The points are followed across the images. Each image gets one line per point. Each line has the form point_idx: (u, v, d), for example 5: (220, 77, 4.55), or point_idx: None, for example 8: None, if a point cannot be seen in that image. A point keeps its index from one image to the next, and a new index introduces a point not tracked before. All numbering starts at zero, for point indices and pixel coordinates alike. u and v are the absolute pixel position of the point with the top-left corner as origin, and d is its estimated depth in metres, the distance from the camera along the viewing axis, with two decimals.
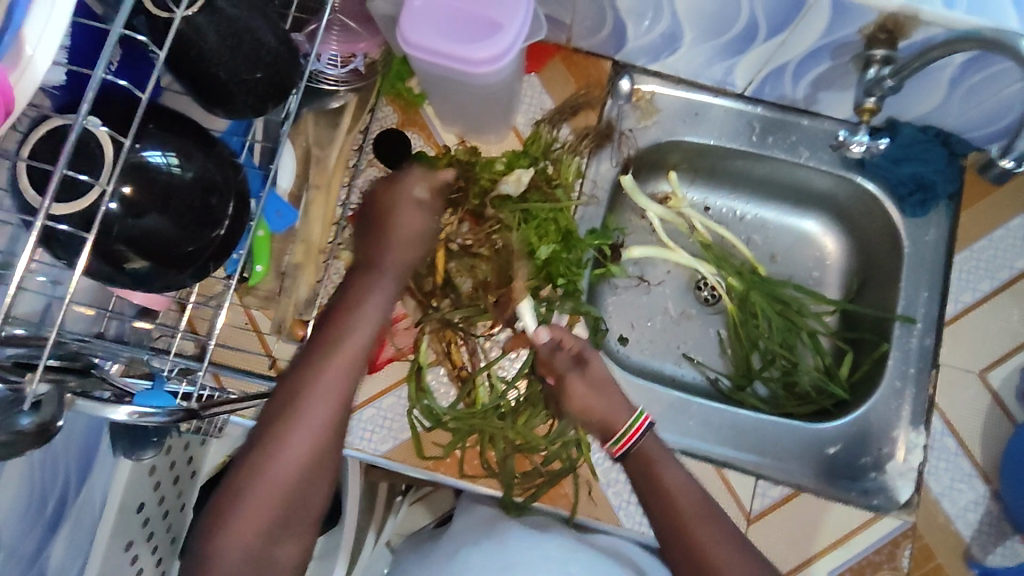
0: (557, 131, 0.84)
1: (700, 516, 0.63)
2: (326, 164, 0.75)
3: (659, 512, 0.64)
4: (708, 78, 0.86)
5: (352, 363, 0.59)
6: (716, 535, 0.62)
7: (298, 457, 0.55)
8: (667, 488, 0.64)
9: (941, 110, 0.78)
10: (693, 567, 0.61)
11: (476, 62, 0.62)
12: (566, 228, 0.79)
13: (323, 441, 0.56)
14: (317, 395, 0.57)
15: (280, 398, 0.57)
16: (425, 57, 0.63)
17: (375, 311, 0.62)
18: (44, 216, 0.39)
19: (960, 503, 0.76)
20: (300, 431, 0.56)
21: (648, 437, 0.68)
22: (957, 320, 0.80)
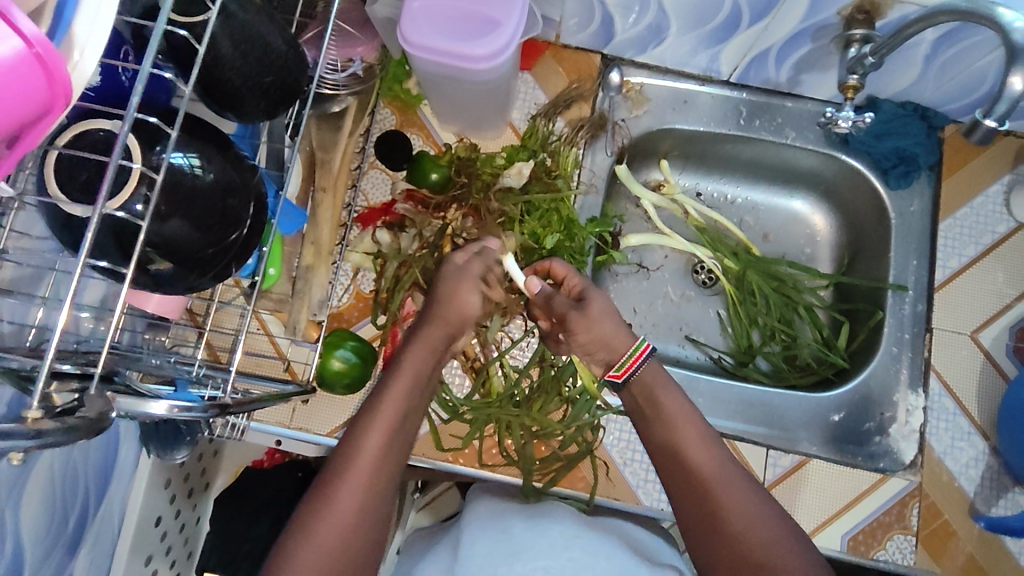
0: (552, 124, 0.86)
1: (695, 437, 0.63)
2: (331, 166, 0.77)
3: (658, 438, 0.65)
4: (695, 66, 0.89)
5: (398, 419, 0.62)
6: (710, 455, 0.62)
7: (353, 508, 0.56)
8: (667, 411, 0.65)
9: (918, 85, 0.82)
10: (685, 485, 0.61)
11: (476, 59, 0.65)
12: (568, 217, 0.81)
13: (374, 494, 0.58)
14: (369, 449, 0.59)
15: (335, 455, 0.59)
16: (427, 56, 0.65)
17: (416, 369, 0.66)
18: (99, 216, 0.39)
19: (962, 460, 0.79)
20: (352, 482, 0.57)
21: (648, 365, 0.69)
22: (947, 285, 0.84)
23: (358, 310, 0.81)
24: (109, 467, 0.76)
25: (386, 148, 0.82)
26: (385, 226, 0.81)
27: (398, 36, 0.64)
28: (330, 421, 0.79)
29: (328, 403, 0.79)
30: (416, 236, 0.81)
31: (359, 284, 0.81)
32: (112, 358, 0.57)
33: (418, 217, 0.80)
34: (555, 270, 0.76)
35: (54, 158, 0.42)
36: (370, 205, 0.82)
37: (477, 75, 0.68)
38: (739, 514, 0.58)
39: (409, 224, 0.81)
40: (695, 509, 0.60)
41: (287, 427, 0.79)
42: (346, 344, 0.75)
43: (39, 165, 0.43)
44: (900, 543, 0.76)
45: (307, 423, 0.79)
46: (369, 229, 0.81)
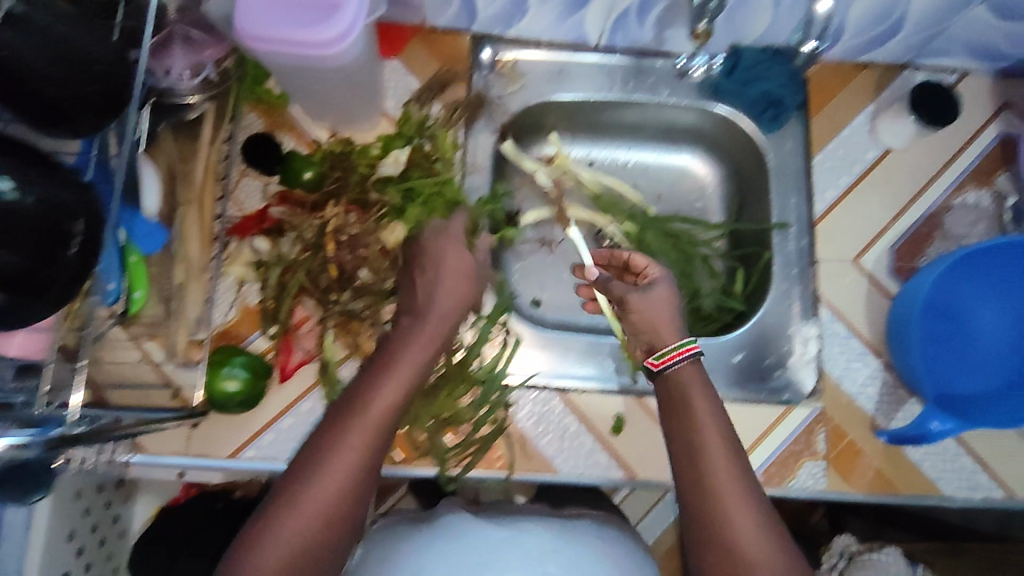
0: (427, 108, 0.85)
1: (722, 447, 0.64)
2: (193, 178, 0.73)
3: (682, 443, 0.66)
4: (563, 35, 0.90)
5: (377, 431, 0.60)
6: (726, 469, 0.63)
7: (317, 515, 0.56)
8: (695, 420, 0.66)
9: (774, 28, 0.85)
10: (693, 492, 0.63)
11: (328, 43, 0.63)
12: (454, 199, 0.80)
13: (344, 504, 0.58)
14: (341, 463, 0.58)
15: (307, 456, 0.59)
16: (280, 50, 0.63)
17: (409, 377, 0.62)
18: None
19: (858, 380, 0.82)
20: (321, 497, 0.57)
21: (689, 364, 0.69)
22: (824, 218, 0.87)
23: (245, 324, 0.78)
24: None
25: (254, 151, 0.79)
26: (263, 233, 0.78)
27: (240, 33, 0.62)
28: (231, 443, 0.76)
29: (226, 424, 0.76)
30: (296, 239, 0.78)
31: (246, 297, 0.78)
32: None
33: (295, 219, 0.77)
34: (635, 259, 0.81)
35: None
36: (245, 214, 0.79)
37: (336, 60, 0.66)
38: (739, 530, 0.60)
39: (288, 228, 0.78)
40: (698, 516, 0.62)
41: (185, 456, 0.75)
42: (233, 361, 0.72)
43: None
44: (810, 469, 0.79)
45: (206, 448, 0.75)
46: (247, 238, 0.78)
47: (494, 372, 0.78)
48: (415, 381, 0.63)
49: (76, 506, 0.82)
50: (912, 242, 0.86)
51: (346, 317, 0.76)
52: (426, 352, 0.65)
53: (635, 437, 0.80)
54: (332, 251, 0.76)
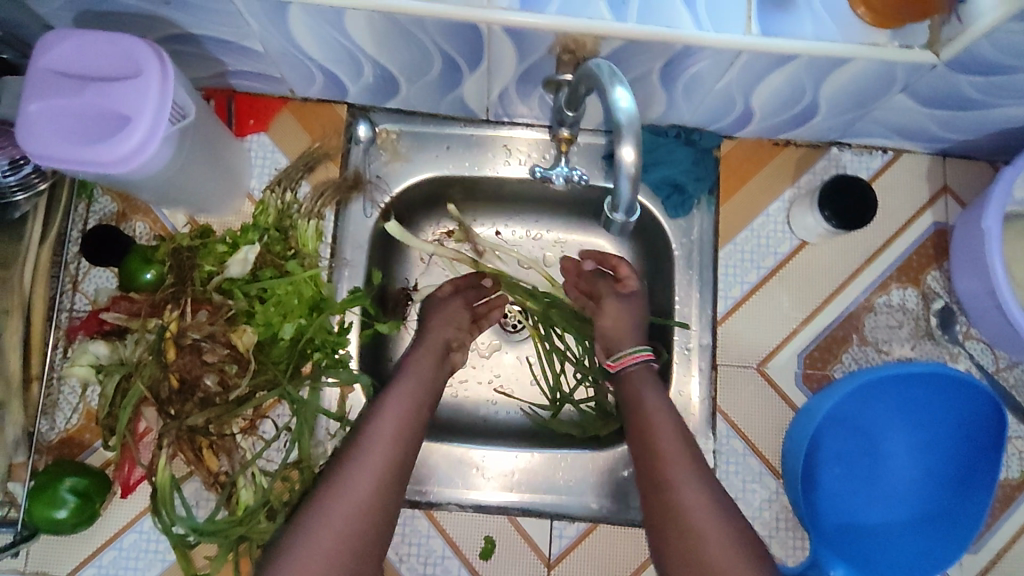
0: (295, 191, 0.79)
1: (667, 421, 0.67)
2: (15, 285, 0.71)
3: (636, 421, 0.69)
4: (447, 109, 0.81)
5: (384, 469, 0.62)
6: (677, 443, 0.65)
7: (339, 535, 0.57)
8: (643, 398, 0.70)
9: (672, 110, 0.76)
10: (652, 486, 0.64)
11: (138, 147, 0.56)
12: (313, 297, 0.74)
13: (365, 522, 0.59)
14: (368, 475, 0.61)
15: (328, 479, 0.61)
16: (86, 169, 0.56)
17: (405, 424, 0.67)
18: None
19: (754, 503, 0.75)
20: (342, 515, 0.58)
21: (638, 367, 0.73)
22: (728, 318, 0.79)
23: (90, 431, 0.73)
24: None
25: (93, 246, 0.72)
26: (101, 337, 0.72)
27: (37, 160, 0.56)
28: (66, 561, 0.71)
29: (60, 541, 0.71)
30: (137, 342, 0.71)
31: (89, 401, 0.74)
32: None
33: (134, 322, 0.71)
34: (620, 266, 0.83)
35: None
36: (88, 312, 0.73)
37: (157, 158, 0.60)
38: (684, 488, 0.61)
39: (128, 331, 0.72)
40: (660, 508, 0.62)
41: (23, 575, 0.70)
42: (63, 485, 0.66)
43: None
44: None
45: (42, 567, 0.71)
46: (88, 340, 0.72)
47: None
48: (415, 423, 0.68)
49: None
50: (826, 347, 0.79)
51: (188, 432, 0.69)
52: (419, 395, 0.71)
53: (504, 562, 0.74)
54: (173, 359, 0.70)
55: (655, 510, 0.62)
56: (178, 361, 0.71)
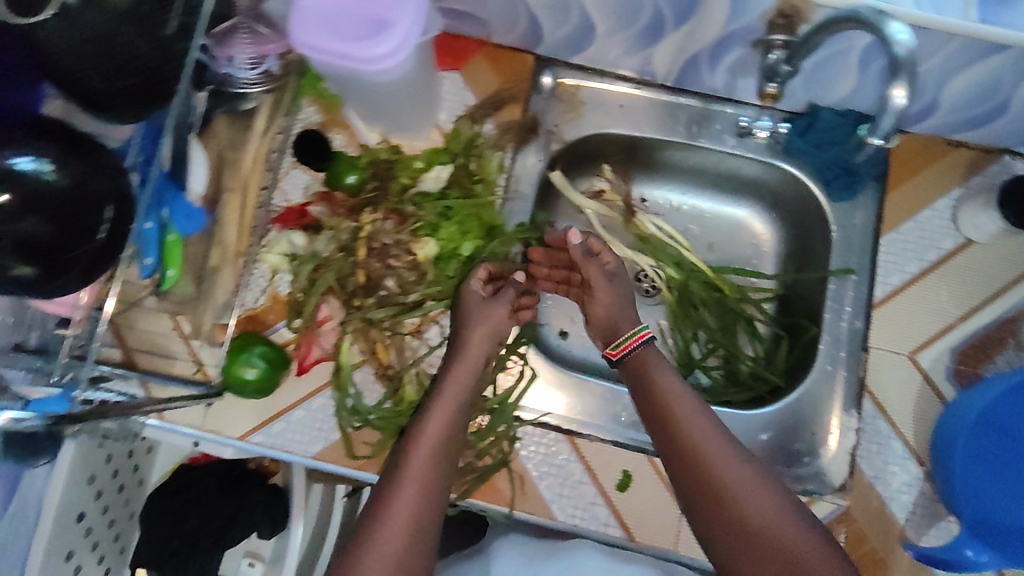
0: (479, 126, 0.83)
1: (694, 420, 0.67)
2: (241, 165, 0.74)
3: (666, 429, 0.68)
4: (628, 68, 0.85)
5: (438, 446, 0.65)
6: (691, 405, 0.69)
7: (409, 514, 0.60)
8: (668, 395, 0.70)
9: (857, 93, 0.78)
10: (687, 470, 0.65)
11: (379, 57, 0.62)
12: (490, 223, 0.80)
13: (427, 499, 0.62)
14: (422, 448, 0.64)
15: (394, 460, 0.65)
16: (334, 60, 0.63)
17: (458, 395, 0.69)
18: None
19: (893, 485, 0.77)
20: (405, 497, 0.61)
21: (648, 346, 0.76)
22: (885, 303, 0.81)
23: (274, 312, 0.80)
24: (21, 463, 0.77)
25: (305, 148, 0.79)
26: (300, 229, 0.79)
27: (297, 43, 0.62)
28: (241, 425, 0.78)
29: (238, 405, 0.78)
30: (332, 238, 0.79)
31: (277, 287, 0.80)
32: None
33: (332, 220, 0.79)
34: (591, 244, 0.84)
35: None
36: (288, 206, 0.81)
37: (383, 75, 0.66)
38: (729, 478, 0.63)
39: (323, 227, 0.79)
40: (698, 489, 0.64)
41: (200, 429, 0.78)
42: (253, 350, 0.74)
43: None
44: None
45: (219, 425, 0.78)
46: (286, 231, 0.79)
47: (507, 403, 0.78)
48: (467, 391, 0.70)
49: (98, 453, 0.88)
50: (979, 346, 0.79)
51: (365, 324, 0.77)
52: (472, 361, 0.72)
53: (639, 497, 0.77)
54: (364, 258, 0.78)
55: (701, 505, 0.64)
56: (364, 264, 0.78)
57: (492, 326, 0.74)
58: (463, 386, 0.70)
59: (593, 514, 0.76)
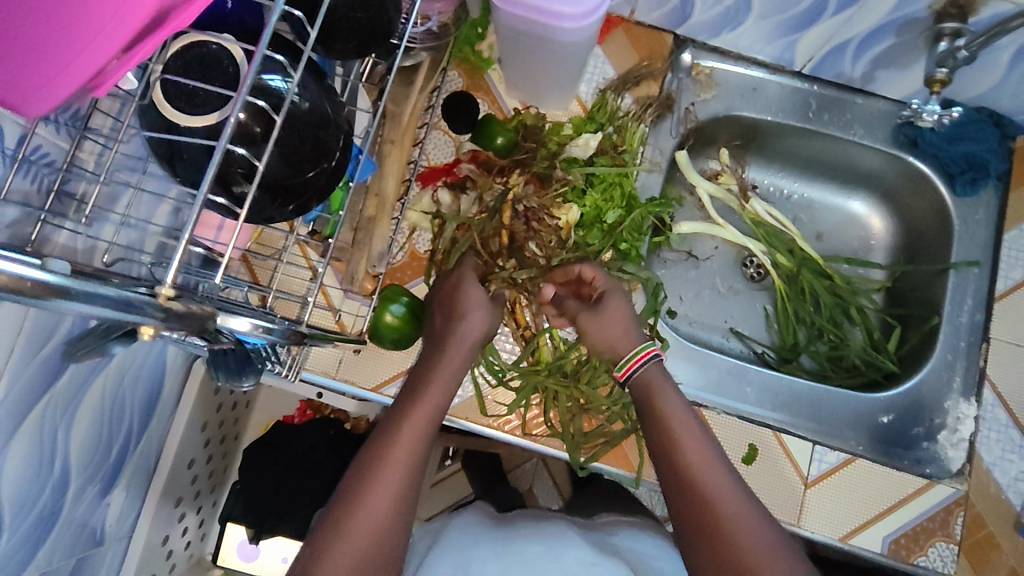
0: (620, 100, 0.84)
1: (692, 438, 0.62)
2: (400, 120, 0.75)
3: (660, 446, 0.63)
4: (767, 54, 0.87)
5: (411, 455, 0.58)
6: (696, 433, 0.62)
7: (387, 502, 0.56)
8: (670, 419, 0.63)
9: (996, 90, 0.80)
10: (693, 513, 0.58)
11: (563, 16, 0.66)
12: (630, 193, 0.81)
13: (409, 489, 0.57)
14: (407, 437, 0.59)
15: (371, 443, 0.60)
16: (522, 12, 0.66)
17: (445, 384, 0.65)
18: (237, 120, 0.40)
19: (1010, 472, 0.79)
20: (363, 513, 0.55)
21: (652, 366, 0.68)
22: (1007, 295, 0.83)
23: (411, 269, 0.80)
24: (152, 402, 0.77)
25: (453, 112, 0.81)
26: (446, 185, 0.80)
27: None
28: (375, 377, 0.78)
29: (374, 358, 0.79)
30: (476, 199, 0.80)
31: (414, 243, 0.81)
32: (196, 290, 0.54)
33: (479, 179, 0.80)
34: (583, 272, 0.76)
35: (159, 86, 0.44)
36: (431, 165, 0.82)
37: (561, 35, 0.69)
38: (727, 503, 0.57)
39: (470, 186, 0.80)
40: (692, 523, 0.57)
41: (333, 379, 0.78)
42: (399, 300, 0.75)
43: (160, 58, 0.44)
44: (941, 550, 0.76)
45: (353, 376, 0.78)
46: (430, 188, 0.80)
47: None
48: (455, 378, 0.67)
49: (212, 401, 0.89)
50: None
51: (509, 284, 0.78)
52: (466, 347, 0.68)
53: (766, 470, 0.77)
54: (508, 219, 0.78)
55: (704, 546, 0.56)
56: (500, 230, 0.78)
57: (485, 315, 0.71)
58: (451, 374, 0.66)
59: None
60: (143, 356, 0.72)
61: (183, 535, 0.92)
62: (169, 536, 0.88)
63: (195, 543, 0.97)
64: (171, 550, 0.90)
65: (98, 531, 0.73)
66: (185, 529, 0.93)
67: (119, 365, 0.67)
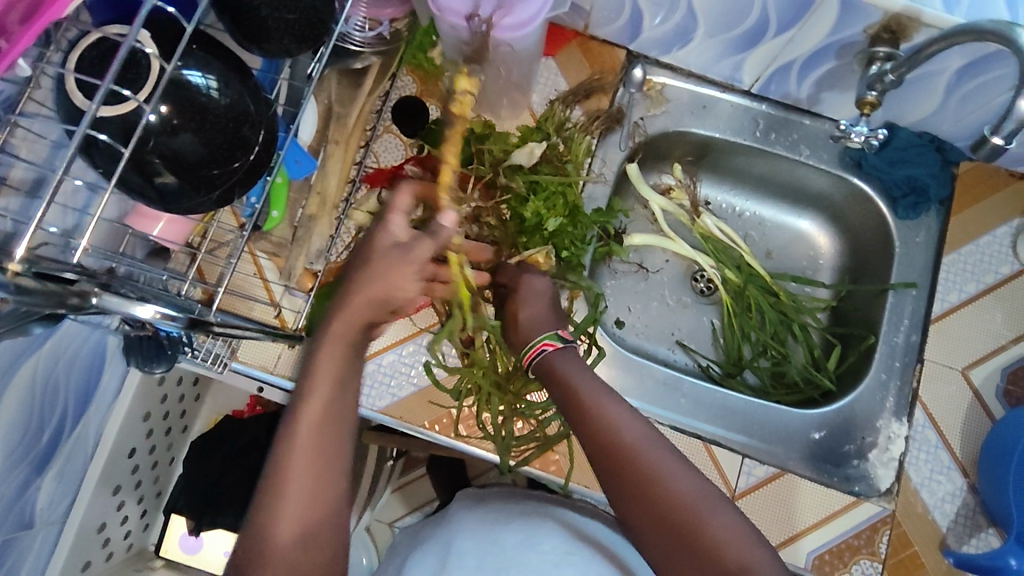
0: (569, 111, 0.86)
1: (637, 433, 0.60)
2: (346, 122, 0.78)
3: (599, 448, 0.60)
4: (717, 73, 0.89)
5: (320, 444, 0.54)
6: (613, 404, 0.63)
7: (289, 557, 0.51)
8: (586, 395, 0.64)
9: (936, 116, 0.82)
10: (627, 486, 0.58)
11: (502, 27, 0.69)
12: (573, 203, 0.81)
13: (314, 532, 0.52)
14: (296, 474, 0.52)
15: (263, 485, 0.53)
16: (460, 22, 0.70)
17: (330, 396, 0.55)
18: (92, 113, 0.42)
19: (938, 493, 0.79)
20: (283, 517, 0.51)
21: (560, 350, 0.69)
22: (943, 318, 0.84)
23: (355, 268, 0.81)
24: (91, 388, 0.78)
25: (403, 115, 0.81)
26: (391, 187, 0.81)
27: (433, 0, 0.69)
28: None
29: None
30: None
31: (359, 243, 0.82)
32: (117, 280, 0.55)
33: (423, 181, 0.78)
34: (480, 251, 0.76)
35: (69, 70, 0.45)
36: (379, 167, 0.82)
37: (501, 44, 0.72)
38: (678, 489, 0.56)
39: None
40: (630, 493, 0.57)
41: (270, 373, 0.79)
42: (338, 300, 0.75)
43: (73, 47, 0.46)
44: (865, 568, 0.77)
45: (290, 371, 0.79)
46: (376, 190, 0.80)
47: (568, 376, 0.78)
48: (345, 382, 0.57)
49: (156, 390, 0.90)
50: None
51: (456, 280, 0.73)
52: (346, 344, 0.58)
53: None
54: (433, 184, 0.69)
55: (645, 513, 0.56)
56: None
57: (387, 287, 0.58)
58: (336, 381, 0.56)
59: None
60: (78, 342, 0.73)
61: (123, 524, 0.92)
62: (106, 524, 0.88)
63: (137, 534, 0.97)
64: (108, 538, 0.90)
65: (26, 515, 0.74)
66: (126, 518, 0.93)
67: (52, 348, 0.69)
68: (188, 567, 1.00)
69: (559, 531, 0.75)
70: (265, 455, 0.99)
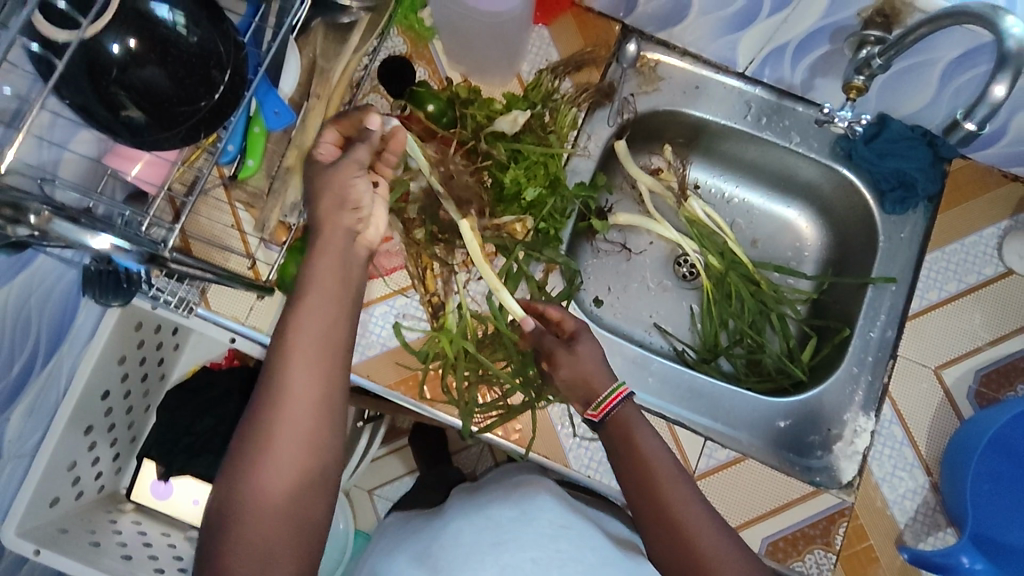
0: (558, 83, 0.85)
1: (677, 487, 0.62)
2: (330, 77, 0.77)
3: (639, 498, 0.62)
4: (712, 53, 0.87)
5: (321, 347, 0.55)
6: (669, 466, 0.63)
7: (293, 458, 0.53)
8: (648, 455, 0.64)
9: (929, 109, 0.81)
10: (672, 545, 0.59)
11: None
12: (555, 174, 0.81)
13: (313, 430, 0.54)
14: (295, 385, 0.53)
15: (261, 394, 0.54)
16: None
17: (327, 311, 0.56)
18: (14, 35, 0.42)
19: (899, 490, 0.79)
20: (288, 423, 0.53)
21: (627, 403, 0.68)
22: (920, 316, 0.83)
23: None
24: (64, 324, 0.80)
25: (391, 73, 0.81)
26: None
27: None
28: None
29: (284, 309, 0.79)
30: None
31: None
32: (75, 213, 0.55)
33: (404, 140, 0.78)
34: (549, 313, 0.77)
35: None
36: None
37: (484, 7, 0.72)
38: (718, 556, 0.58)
39: None
40: (672, 551, 0.59)
41: (241, 324, 0.79)
42: (310, 254, 0.75)
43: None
44: (819, 558, 0.77)
45: (260, 323, 0.79)
46: None
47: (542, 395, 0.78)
48: (344, 294, 0.57)
49: (133, 335, 0.90)
50: (1003, 372, 0.82)
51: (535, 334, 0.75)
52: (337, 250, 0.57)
53: None
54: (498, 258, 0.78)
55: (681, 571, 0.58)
56: (419, 198, 0.80)
57: (341, 188, 0.57)
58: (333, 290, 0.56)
59: (608, 469, 0.79)
60: (52, 277, 0.74)
61: (94, 465, 0.94)
62: (77, 463, 0.89)
63: (109, 476, 0.99)
64: (79, 477, 0.91)
65: None
66: (98, 460, 0.94)
67: (24, 281, 0.70)
68: (161, 513, 1.02)
69: (555, 507, 0.74)
70: (239, 408, 1.00)
